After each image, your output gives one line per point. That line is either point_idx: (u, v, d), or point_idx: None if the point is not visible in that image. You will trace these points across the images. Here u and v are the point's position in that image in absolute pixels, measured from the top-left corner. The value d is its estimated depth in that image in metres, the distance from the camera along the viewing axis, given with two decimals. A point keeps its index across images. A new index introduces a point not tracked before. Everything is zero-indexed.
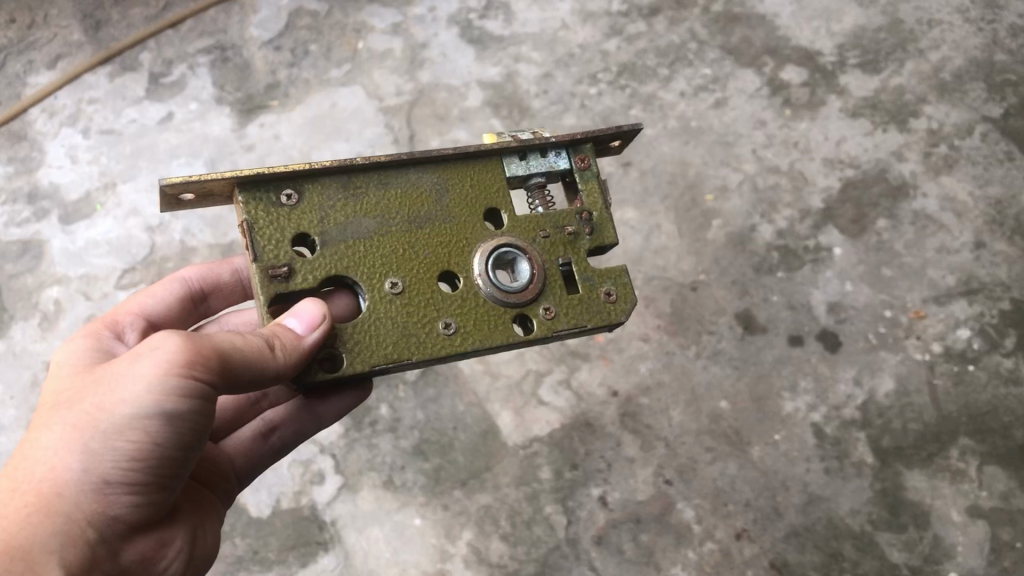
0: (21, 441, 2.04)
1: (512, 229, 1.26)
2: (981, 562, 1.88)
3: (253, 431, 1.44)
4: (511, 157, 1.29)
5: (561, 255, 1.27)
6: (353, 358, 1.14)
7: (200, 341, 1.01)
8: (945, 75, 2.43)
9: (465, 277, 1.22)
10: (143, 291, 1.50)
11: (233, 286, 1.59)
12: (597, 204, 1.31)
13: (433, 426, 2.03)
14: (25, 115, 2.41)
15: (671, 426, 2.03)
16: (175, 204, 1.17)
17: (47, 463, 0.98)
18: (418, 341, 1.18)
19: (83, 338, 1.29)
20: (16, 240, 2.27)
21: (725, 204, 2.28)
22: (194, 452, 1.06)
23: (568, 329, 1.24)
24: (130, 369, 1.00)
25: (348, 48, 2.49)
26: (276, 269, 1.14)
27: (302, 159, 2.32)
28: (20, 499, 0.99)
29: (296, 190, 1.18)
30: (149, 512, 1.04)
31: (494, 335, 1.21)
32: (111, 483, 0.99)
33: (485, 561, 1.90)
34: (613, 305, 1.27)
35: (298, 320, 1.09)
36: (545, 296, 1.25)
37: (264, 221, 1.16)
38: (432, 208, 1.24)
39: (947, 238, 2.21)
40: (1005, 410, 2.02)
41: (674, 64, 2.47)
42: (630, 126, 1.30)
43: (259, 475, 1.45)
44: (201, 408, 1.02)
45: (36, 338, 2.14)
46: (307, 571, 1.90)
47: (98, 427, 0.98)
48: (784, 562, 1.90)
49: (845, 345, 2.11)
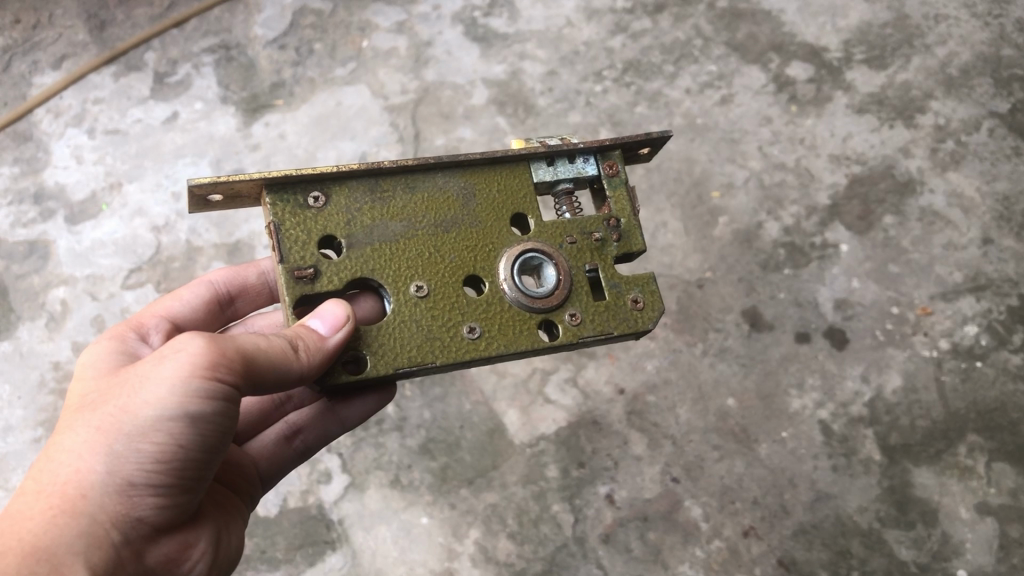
0: (27, 441, 2.04)
1: (538, 235, 1.26)
2: (989, 559, 1.87)
3: (277, 433, 1.44)
4: (538, 162, 1.30)
5: (587, 262, 1.27)
6: (377, 361, 1.14)
7: (224, 343, 1.01)
8: (951, 70, 2.42)
9: (491, 281, 1.22)
10: (170, 294, 1.50)
11: (259, 288, 1.59)
12: (625, 211, 1.31)
13: (440, 426, 2.03)
14: (30, 116, 2.42)
15: (677, 425, 2.03)
16: (203, 206, 1.18)
17: (72, 465, 0.98)
18: (443, 345, 1.17)
19: (106, 340, 1.29)
20: (22, 240, 2.27)
21: (731, 201, 2.27)
22: (217, 454, 1.06)
23: (593, 335, 1.23)
24: (154, 370, 1.00)
25: (353, 47, 2.49)
26: (301, 271, 1.15)
27: (307, 159, 2.32)
28: (44, 501, 0.98)
29: (323, 192, 1.19)
30: (172, 514, 1.04)
31: (520, 340, 1.20)
32: (135, 485, 0.99)
33: (492, 560, 1.90)
34: (640, 313, 1.26)
35: (322, 321, 1.10)
36: (571, 302, 1.24)
37: (291, 223, 1.16)
38: (458, 211, 1.24)
39: (954, 235, 2.20)
40: (1013, 406, 2.01)
41: (680, 61, 2.46)
42: (660, 133, 1.30)
43: (281, 478, 1.45)
44: (226, 410, 1.02)
45: (42, 338, 2.15)
46: (315, 570, 1.90)
47: (122, 429, 0.98)
48: (792, 560, 1.90)
49: (852, 341, 2.10)
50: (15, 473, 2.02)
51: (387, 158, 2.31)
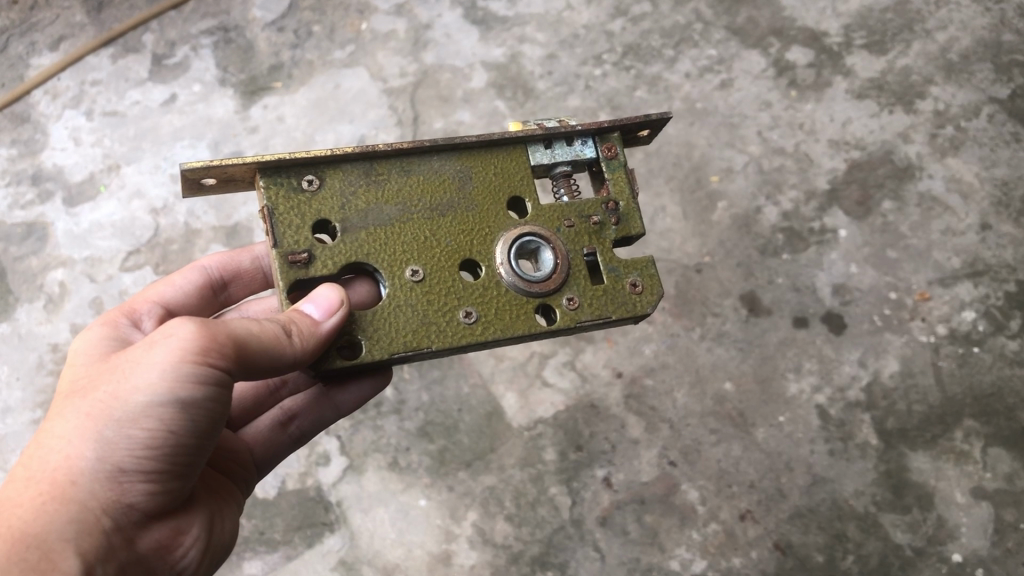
0: (27, 422, 2.04)
1: (535, 218, 1.26)
2: (985, 543, 1.88)
3: (271, 419, 1.44)
4: (536, 145, 1.29)
5: (586, 245, 1.27)
6: (372, 345, 1.14)
7: (215, 328, 1.01)
8: (952, 55, 2.42)
9: (487, 266, 1.22)
10: (162, 280, 1.50)
11: (253, 273, 1.58)
12: (624, 193, 1.30)
13: (439, 409, 2.03)
14: (28, 97, 2.41)
15: (675, 408, 2.03)
16: (196, 190, 1.17)
17: (61, 451, 0.98)
18: (438, 330, 1.17)
19: (99, 326, 1.30)
20: (20, 222, 2.27)
21: (730, 185, 2.27)
22: (210, 440, 1.06)
23: (591, 319, 1.23)
24: (144, 356, 1.00)
25: (352, 29, 2.48)
26: (295, 255, 1.15)
27: (305, 141, 2.31)
28: (34, 489, 0.99)
29: (318, 176, 1.19)
30: (164, 500, 1.04)
31: (517, 324, 1.20)
32: (125, 472, 0.99)
33: (490, 542, 1.90)
34: (639, 296, 1.26)
35: (316, 305, 1.10)
36: (568, 286, 1.24)
37: (285, 207, 1.16)
38: (454, 195, 1.24)
39: (952, 220, 2.20)
40: (1009, 391, 2.02)
41: (680, 45, 2.45)
42: (659, 115, 1.30)
43: (277, 464, 1.46)
44: (217, 395, 1.02)
45: (41, 320, 2.14)
46: (314, 551, 1.91)
47: (112, 415, 0.98)
48: (788, 543, 1.91)
49: (850, 326, 2.11)
50: (14, 454, 2.02)
51: (385, 142, 2.31)
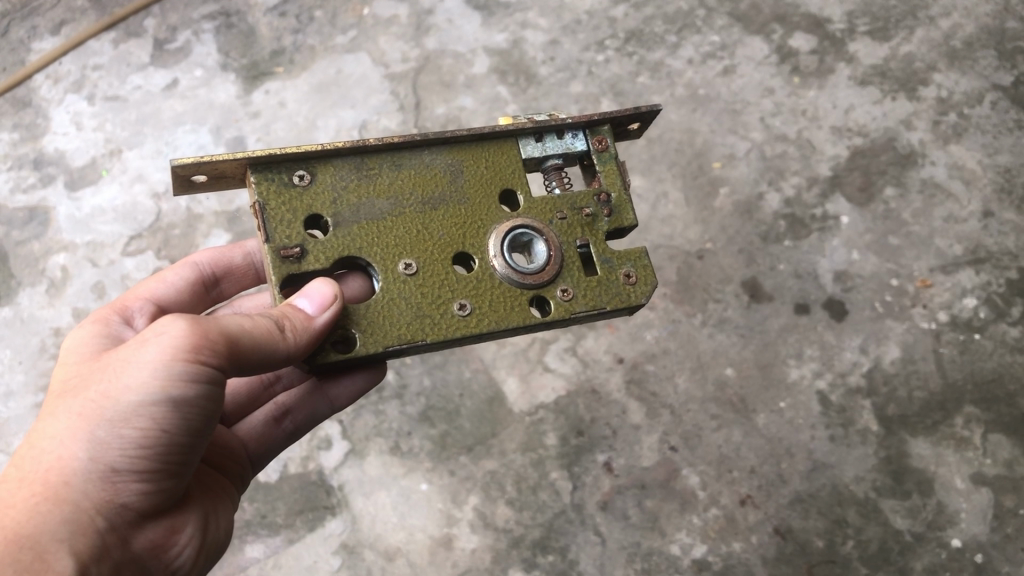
0: (29, 406, 2.05)
1: (527, 211, 1.26)
2: (985, 528, 1.89)
3: (265, 414, 1.45)
4: (526, 138, 1.30)
5: (578, 237, 1.27)
6: (366, 339, 1.14)
7: (207, 325, 1.01)
8: (956, 41, 2.41)
9: (480, 258, 1.22)
10: (154, 276, 1.50)
11: (245, 269, 1.59)
12: (616, 185, 1.31)
13: (439, 394, 2.04)
14: (29, 81, 2.41)
15: (675, 394, 2.04)
16: (186, 187, 1.17)
17: (54, 452, 0.99)
18: (433, 322, 1.17)
19: (91, 323, 1.29)
20: (22, 206, 2.27)
21: (732, 171, 2.27)
22: (202, 439, 1.06)
23: (586, 311, 1.23)
24: (135, 354, 1.00)
25: (353, 15, 2.47)
26: (288, 249, 1.14)
27: (307, 127, 2.31)
28: (27, 489, 0.99)
29: (309, 171, 1.19)
30: (158, 499, 1.05)
31: (511, 316, 1.20)
32: (119, 471, 0.99)
33: (491, 526, 1.91)
34: (632, 287, 1.26)
35: (309, 300, 1.10)
36: (562, 278, 1.24)
37: (276, 202, 1.16)
38: (445, 189, 1.24)
39: (954, 207, 2.20)
40: (1010, 377, 2.03)
41: (683, 31, 2.45)
42: (649, 108, 1.29)
43: (271, 459, 1.46)
44: (209, 393, 1.02)
45: (43, 304, 2.15)
46: (315, 535, 1.92)
47: (104, 415, 0.98)
48: (788, 528, 1.91)
49: (850, 313, 2.11)
50: (16, 437, 2.02)
51: (387, 127, 2.31)
